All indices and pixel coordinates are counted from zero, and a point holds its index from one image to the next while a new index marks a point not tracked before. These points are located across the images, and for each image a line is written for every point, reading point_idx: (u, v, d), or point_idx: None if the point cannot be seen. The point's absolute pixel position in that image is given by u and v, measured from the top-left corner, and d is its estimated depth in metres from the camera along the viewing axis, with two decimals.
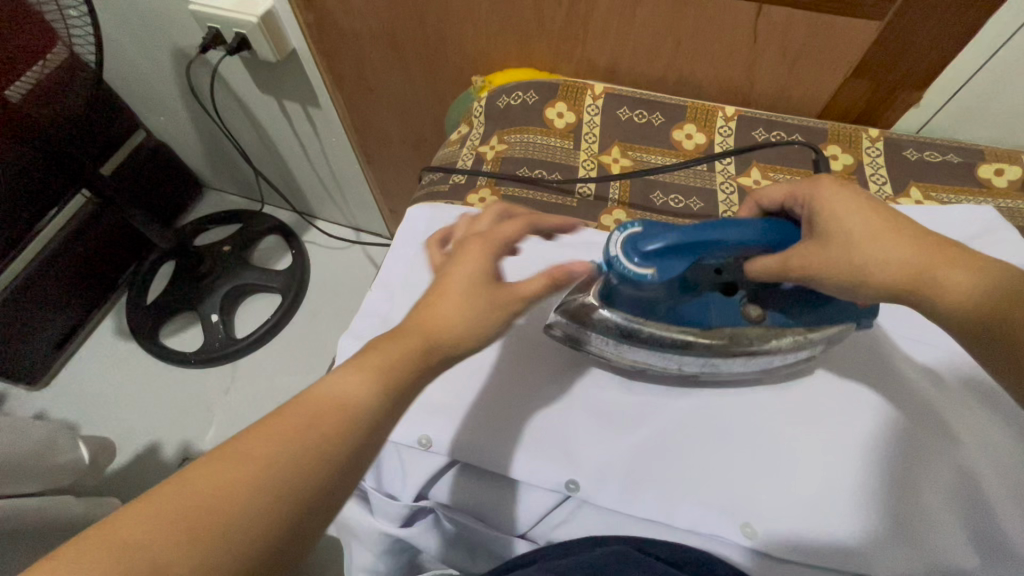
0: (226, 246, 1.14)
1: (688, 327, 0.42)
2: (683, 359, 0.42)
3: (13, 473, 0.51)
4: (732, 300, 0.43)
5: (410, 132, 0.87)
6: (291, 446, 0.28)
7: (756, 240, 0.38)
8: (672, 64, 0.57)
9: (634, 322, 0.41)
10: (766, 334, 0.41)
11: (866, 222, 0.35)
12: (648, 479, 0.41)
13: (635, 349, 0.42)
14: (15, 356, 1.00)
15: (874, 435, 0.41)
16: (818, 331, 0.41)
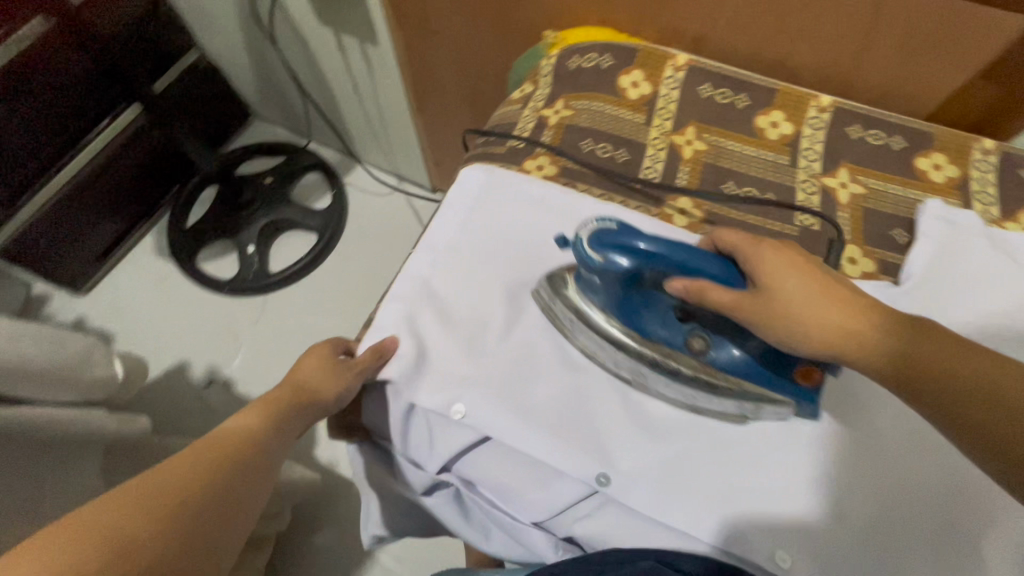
0: (269, 179, 1.14)
1: (627, 332, 0.44)
2: (618, 361, 0.44)
3: (50, 382, 0.53)
4: (681, 330, 0.44)
5: (468, 83, 0.83)
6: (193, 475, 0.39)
7: (706, 269, 0.39)
8: (769, 40, 0.52)
9: (586, 307, 0.44)
10: (694, 367, 0.43)
11: (803, 282, 0.37)
12: (679, 491, 0.41)
13: (580, 334, 0.45)
14: (59, 262, 1.02)
15: (911, 477, 0.40)
16: (749, 387, 0.42)
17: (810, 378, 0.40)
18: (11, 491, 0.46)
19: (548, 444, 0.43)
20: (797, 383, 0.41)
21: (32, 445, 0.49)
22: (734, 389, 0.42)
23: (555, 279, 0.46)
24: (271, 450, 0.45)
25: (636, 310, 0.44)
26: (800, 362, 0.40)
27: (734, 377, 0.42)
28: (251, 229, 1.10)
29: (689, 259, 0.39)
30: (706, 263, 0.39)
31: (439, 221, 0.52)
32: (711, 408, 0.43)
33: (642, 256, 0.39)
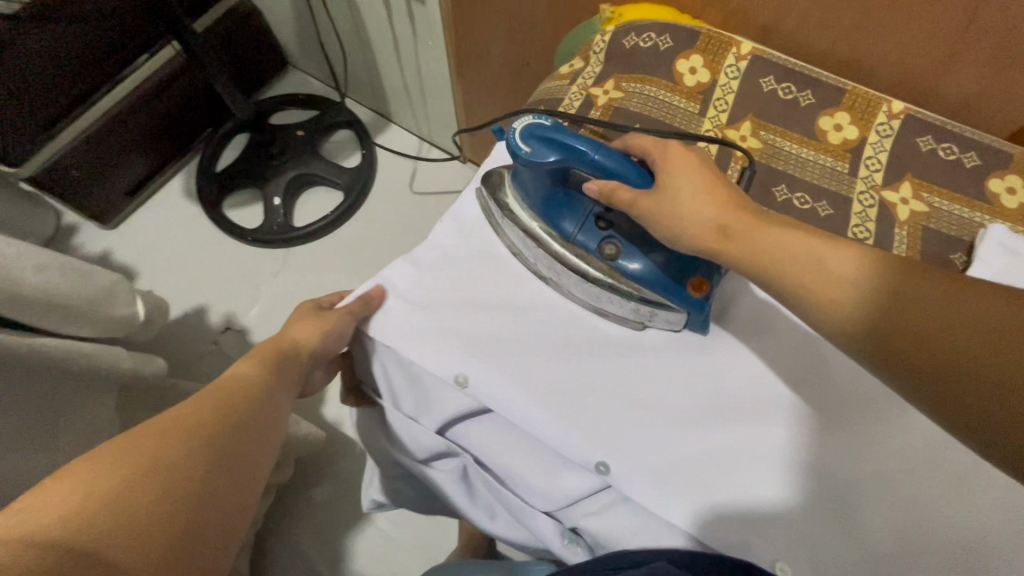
0: (299, 131, 1.12)
1: (547, 228, 0.48)
2: (538, 257, 0.49)
3: (72, 315, 0.53)
4: (598, 234, 0.47)
5: (515, 54, 0.81)
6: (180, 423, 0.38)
7: (611, 167, 0.42)
8: (845, 37, 0.50)
9: (515, 204, 0.50)
10: (603, 270, 0.47)
11: (690, 181, 0.40)
12: (682, 488, 0.42)
13: (511, 229, 0.50)
14: (91, 194, 1.03)
15: (901, 498, 0.40)
16: (647, 293, 0.46)
17: (702, 290, 0.45)
18: (26, 418, 0.47)
19: (560, 428, 0.44)
20: (690, 295, 0.45)
21: (50, 376, 0.50)
22: (633, 293, 0.46)
23: (497, 177, 0.52)
24: (278, 396, 0.46)
25: (557, 209, 0.48)
26: (693, 275, 0.45)
27: (636, 283, 0.46)
28: (278, 180, 1.10)
29: (595, 155, 0.42)
30: (615, 163, 0.42)
31: (468, 198, 0.54)
32: (614, 310, 0.48)
33: (563, 152, 0.43)
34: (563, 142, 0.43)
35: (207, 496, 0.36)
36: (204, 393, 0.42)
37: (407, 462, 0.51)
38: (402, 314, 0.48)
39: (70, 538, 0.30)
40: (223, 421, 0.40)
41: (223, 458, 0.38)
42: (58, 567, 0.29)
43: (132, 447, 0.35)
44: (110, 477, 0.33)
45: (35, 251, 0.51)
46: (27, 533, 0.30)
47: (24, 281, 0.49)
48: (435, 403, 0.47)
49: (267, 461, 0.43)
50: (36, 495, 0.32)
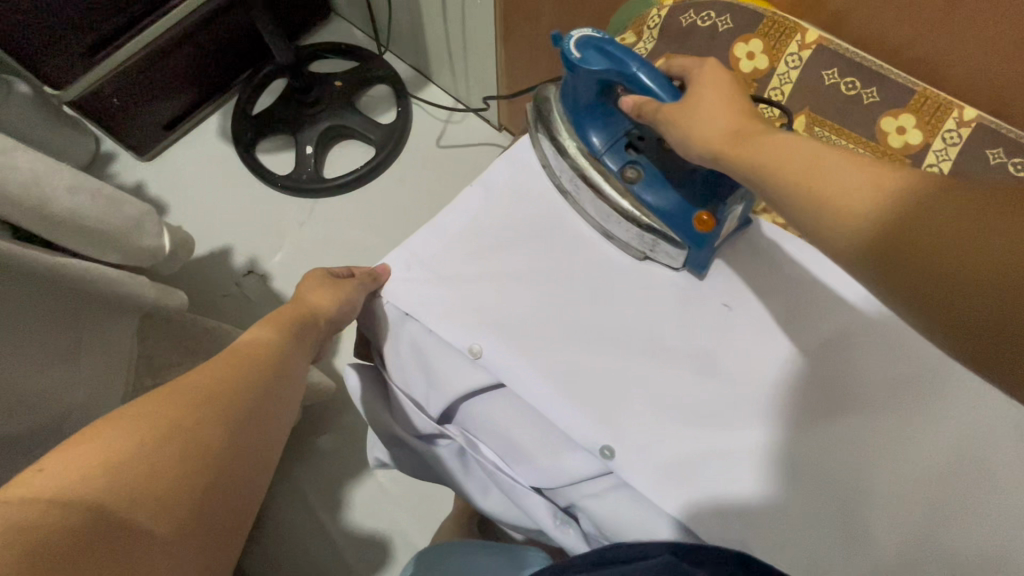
0: (338, 82, 1.11)
1: (575, 142, 0.50)
2: (561, 170, 0.51)
3: (96, 241, 0.54)
4: (622, 157, 0.49)
5: (565, 22, 0.78)
6: (199, 397, 0.39)
7: (651, 83, 0.43)
8: (924, 32, 0.47)
9: (554, 116, 0.51)
10: (619, 192, 0.48)
11: (715, 94, 0.40)
12: (682, 476, 0.42)
13: (545, 140, 0.52)
14: (128, 123, 1.04)
15: (911, 528, 0.39)
16: (658, 222, 0.47)
17: (706, 225, 0.45)
18: (48, 336, 0.48)
19: (566, 405, 0.44)
20: (691, 227, 0.46)
21: (73, 296, 0.51)
22: (644, 219, 0.47)
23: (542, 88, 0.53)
24: (292, 359, 0.48)
25: (589, 124, 0.49)
26: (704, 207, 0.46)
27: (650, 212, 0.47)
28: (313, 129, 1.09)
29: (639, 72, 0.44)
30: (655, 82, 0.43)
31: (501, 166, 0.53)
32: (621, 234, 0.49)
33: (610, 60, 0.44)
34: (614, 53, 0.44)
35: (229, 462, 0.37)
36: (217, 366, 0.43)
37: (409, 437, 0.50)
38: (424, 283, 0.49)
39: (106, 496, 0.30)
40: (241, 394, 0.41)
41: (241, 429, 0.39)
42: (96, 522, 0.29)
43: (154, 415, 0.35)
44: (138, 440, 0.33)
45: (68, 171, 0.52)
46: (57, 487, 0.29)
47: (54, 200, 0.49)
48: (440, 378, 0.47)
49: (274, 429, 0.43)
50: (59, 453, 0.31)
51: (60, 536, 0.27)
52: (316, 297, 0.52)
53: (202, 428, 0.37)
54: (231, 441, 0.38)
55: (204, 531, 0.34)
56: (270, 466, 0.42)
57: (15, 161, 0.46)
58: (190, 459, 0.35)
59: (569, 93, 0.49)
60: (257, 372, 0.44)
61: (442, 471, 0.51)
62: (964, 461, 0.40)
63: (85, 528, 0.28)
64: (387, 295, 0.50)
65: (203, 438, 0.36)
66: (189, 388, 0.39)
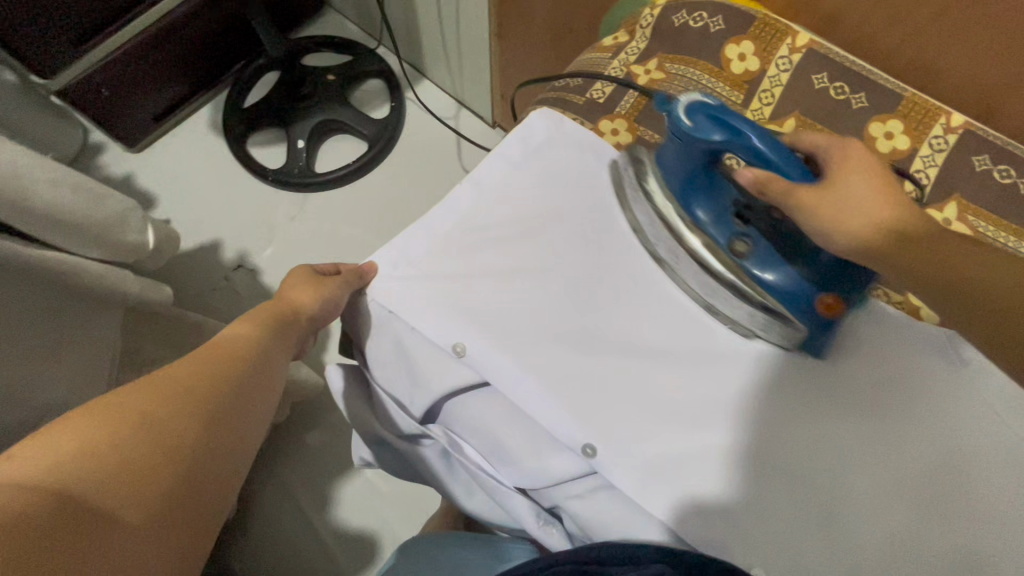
0: (330, 76, 1.10)
1: (678, 209, 0.48)
2: (661, 236, 0.49)
3: (77, 236, 0.53)
4: (730, 228, 0.46)
5: (558, 20, 0.77)
6: (176, 387, 0.38)
7: (768, 156, 0.40)
8: (915, 37, 0.47)
9: (653, 181, 0.49)
10: (727, 265, 0.46)
11: (864, 183, 0.39)
12: (666, 477, 0.42)
13: (642, 204, 0.49)
14: (116, 114, 1.02)
15: (891, 529, 0.40)
16: (773, 301, 0.44)
17: (832, 311, 0.43)
18: (27, 331, 0.47)
19: (553, 407, 0.44)
20: (817, 311, 0.43)
21: (52, 291, 0.50)
22: (757, 297, 0.45)
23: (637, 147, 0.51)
24: (271, 357, 0.48)
25: (694, 194, 0.47)
26: (830, 291, 0.42)
27: (762, 288, 0.44)
28: (305, 123, 1.08)
29: (760, 146, 0.40)
30: (782, 160, 0.40)
31: (491, 163, 0.53)
32: (724, 308, 0.47)
33: (727, 132, 0.41)
34: (732, 124, 0.41)
35: (204, 455, 0.37)
36: (194, 358, 0.42)
37: (392, 437, 0.51)
38: (410, 281, 0.49)
39: (76, 486, 0.30)
40: (219, 386, 0.41)
41: (216, 422, 0.39)
42: (66, 512, 0.29)
43: (129, 405, 0.35)
44: (112, 431, 0.33)
45: (49, 163, 0.51)
46: (27, 476, 0.29)
47: (33, 192, 0.48)
48: (426, 378, 0.47)
49: (251, 423, 0.43)
50: (30, 442, 0.31)
51: (30, 526, 0.27)
52: (303, 295, 0.51)
53: (177, 420, 0.36)
54: (206, 435, 0.38)
55: (178, 521, 0.34)
56: (243, 462, 0.42)
57: None
58: (164, 451, 0.34)
59: (672, 158, 0.47)
60: (235, 367, 0.43)
61: (428, 471, 0.52)
62: (945, 464, 0.40)
63: (54, 518, 0.28)
64: (373, 294, 0.49)
65: (179, 429, 0.36)
66: (166, 379, 0.39)
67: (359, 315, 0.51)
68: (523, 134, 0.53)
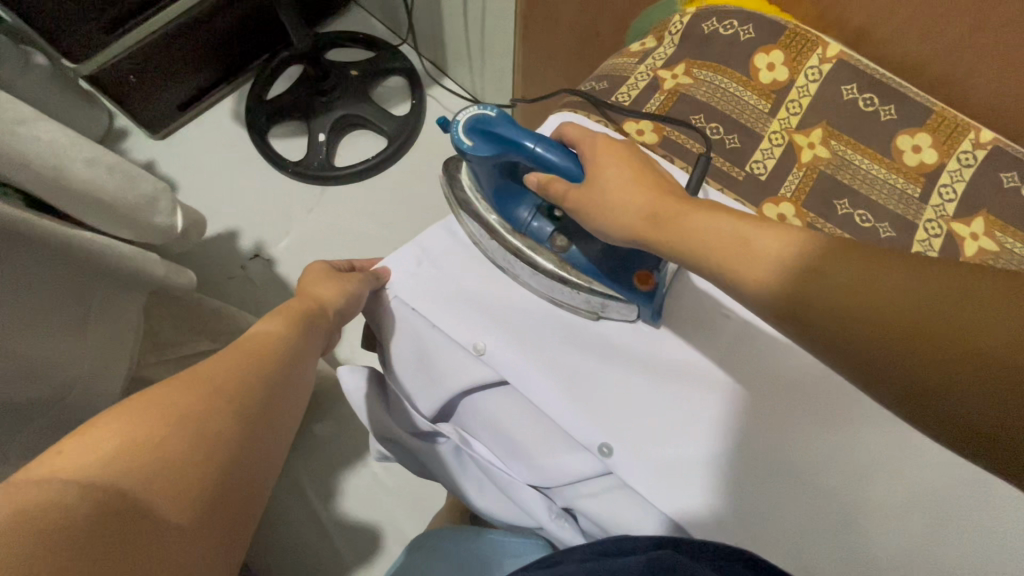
0: (354, 71, 1.11)
1: (499, 220, 0.49)
2: (489, 248, 0.50)
3: (106, 214, 0.54)
4: (545, 225, 0.48)
5: (586, 23, 0.78)
6: (212, 384, 0.39)
7: (544, 157, 0.42)
8: (948, 52, 0.47)
9: (472, 198, 0.49)
10: (553, 261, 0.47)
11: (621, 173, 0.40)
12: (678, 482, 0.43)
13: (465, 220, 0.50)
14: (144, 100, 1.04)
15: (902, 538, 0.40)
16: (597, 286, 0.46)
17: (647, 283, 0.45)
18: (58, 306, 0.48)
19: (569, 404, 0.45)
20: (635, 285, 0.45)
21: (84, 269, 0.51)
22: (583, 286, 0.46)
23: (454, 166, 0.52)
24: (299, 350, 0.48)
25: (508, 200, 0.49)
26: (639, 267, 0.46)
27: (585, 275, 0.46)
28: (326, 117, 1.09)
29: (533, 147, 0.42)
30: (557, 156, 0.42)
31: None
32: (565, 301, 0.48)
33: (501, 145, 0.43)
34: (504, 137, 0.43)
35: (238, 448, 0.37)
36: (227, 355, 0.43)
37: (403, 434, 0.49)
38: (431, 276, 0.50)
39: (117, 482, 0.30)
40: (247, 383, 0.42)
41: (252, 414, 0.40)
42: (122, 501, 0.29)
43: (164, 403, 0.36)
44: (150, 428, 0.34)
45: (87, 143, 0.52)
46: (73, 472, 0.29)
47: (70, 171, 0.49)
48: (441, 377, 0.47)
49: (285, 413, 0.44)
50: (80, 436, 0.32)
51: (94, 513, 0.28)
52: (325, 288, 0.52)
53: (211, 416, 0.37)
54: (244, 425, 0.39)
55: (227, 505, 0.35)
56: (278, 460, 0.42)
57: (34, 130, 0.46)
58: (207, 443, 0.35)
59: (479, 176, 0.48)
60: (267, 364, 0.44)
61: (437, 469, 0.51)
62: (957, 469, 0.41)
63: (109, 503, 0.29)
64: (393, 290, 0.50)
65: (219, 423, 0.37)
66: (198, 375, 0.40)
67: (379, 309, 0.52)
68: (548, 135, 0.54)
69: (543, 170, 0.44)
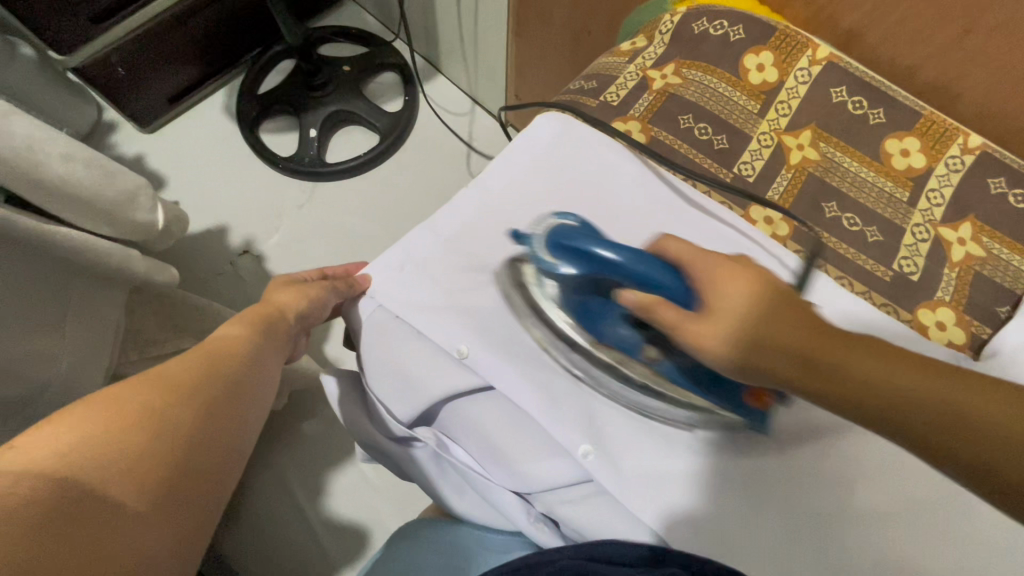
0: (346, 66, 1.10)
1: (584, 332, 0.46)
2: (571, 359, 0.46)
3: (84, 210, 0.53)
4: (634, 335, 0.44)
5: (577, 20, 0.77)
6: (175, 380, 0.39)
7: (650, 278, 0.37)
8: (938, 55, 0.46)
9: (546, 305, 0.47)
10: (644, 373, 0.44)
11: (755, 303, 0.34)
12: (658, 488, 0.42)
13: (533, 326, 0.47)
14: (132, 94, 1.03)
15: (878, 542, 0.40)
16: (695, 398, 0.43)
17: (762, 401, 0.42)
18: (34, 303, 0.47)
19: (548, 408, 0.44)
20: (749, 403, 0.42)
21: (60, 266, 0.50)
22: (682, 400, 0.44)
23: (518, 270, 0.48)
24: (261, 348, 0.48)
25: (593, 315, 0.45)
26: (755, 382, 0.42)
27: (683, 388, 0.43)
28: (318, 112, 1.08)
29: (629, 265, 0.37)
30: (665, 277, 0.37)
31: (499, 167, 0.53)
32: (655, 409, 0.44)
33: (585, 263, 0.39)
34: (584, 252, 0.39)
35: (200, 442, 0.37)
36: (188, 354, 0.43)
37: (383, 439, 0.49)
38: (410, 277, 0.49)
39: (72, 475, 0.30)
40: (211, 379, 0.41)
41: (215, 408, 0.40)
42: (75, 496, 0.29)
43: (123, 396, 0.35)
44: (111, 421, 0.33)
45: (63, 138, 0.51)
46: (24, 464, 0.29)
47: (46, 166, 0.49)
48: (421, 381, 0.46)
49: (250, 409, 0.44)
50: (34, 431, 0.31)
51: (45, 509, 0.27)
52: (288, 293, 0.52)
53: (174, 411, 0.37)
54: (207, 422, 0.38)
55: (186, 498, 0.35)
56: (241, 456, 0.42)
57: (8, 125, 0.45)
58: (168, 439, 0.35)
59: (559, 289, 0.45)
60: (235, 363, 0.44)
61: (417, 474, 0.50)
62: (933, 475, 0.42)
63: (61, 499, 0.28)
64: (371, 292, 0.50)
65: (183, 419, 0.37)
66: (158, 373, 0.39)
67: (354, 309, 0.51)
68: (535, 136, 0.53)
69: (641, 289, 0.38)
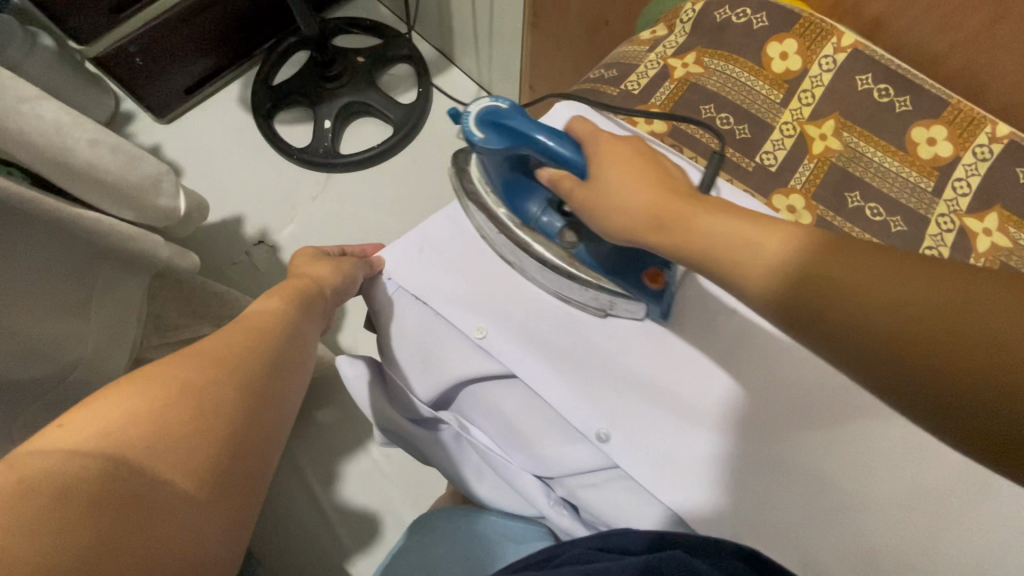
0: (360, 57, 1.10)
1: (509, 215, 0.47)
2: (499, 241, 0.48)
3: (109, 194, 0.54)
4: (555, 219, 0.45)
5: (595, 10, 0.76)
6: (215, 358, 0.39)
7: (559, 152, 0.39)
8: (969, 42, 0.46)
9: (482, 191, 0.48)
10: (561, 257, 0.45)
11: (635, 177, 0.36)
12: (673, 468, 0.43)
13: (475, 213, 0.48)
14: (150, 84, 1.04)
15: (904, 535, 0.40)
16: (607, 283, 0.44)
17: (657, 282, 0.43)
18: (61, 287, 0.48)
19: (568, 391, 0.45)
20: (646, 285, 0.43)
21: (87, 251, 0.51)
22: (595, 283, 0.44)
23: (462, 160, 0.50)
24: (300, 326, 0.48)
25: (518, 193, 0.46)
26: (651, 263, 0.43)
27: (594, 271, 0.44)
28: (332, 103, 1.09)
29: (546, 143, 0.39)
30: (567, 149, 0.39)
31: None
32: (575, 296, 0.46)
33: (512, 140, 0.40)
34: (514, 130, 0.40)
35: (241, 419, 0.37)
36: (227, 332, 0.43)
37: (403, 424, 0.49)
38: (430, 259, 0.50)
39: (116, 454, 0.30)
40: (246, 357, 0.41)
41: (254, 386, 0.40)
42: (121, 475, 0.29)
43: (164, 375, 0.36)
44: (153, 402, 0.33)
45: (91, 124, 0.52)
46: (72, 444, 0.29)
47: (73, 151, 0.49)
48: (441, 364, 0.47)
49: (288, 386, 0.44)
50: (81, 410, 0.32)
51: (92, 489, 0.28)
52: (320, 271, 0.52)
53: (214, 389, 0.37)
54: (246, 399, 0.39)
55: (231, 476, 0.35)
56: (277, 436, 0.42)
57: (37, 109, 0.46)
58: (210, 417, 0.35)
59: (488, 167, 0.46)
60: (273, 340, 0.44)
61: (436, 458, 0.50)
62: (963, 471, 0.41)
63: (107, 478, 0.29)
64: (389, 275, 0.50)
65: (224, 398, 0.37)
66: (195, 352, 0.40)
67: (373, 292, 0.51)
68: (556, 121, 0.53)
69: (553, 167, 0.40)
